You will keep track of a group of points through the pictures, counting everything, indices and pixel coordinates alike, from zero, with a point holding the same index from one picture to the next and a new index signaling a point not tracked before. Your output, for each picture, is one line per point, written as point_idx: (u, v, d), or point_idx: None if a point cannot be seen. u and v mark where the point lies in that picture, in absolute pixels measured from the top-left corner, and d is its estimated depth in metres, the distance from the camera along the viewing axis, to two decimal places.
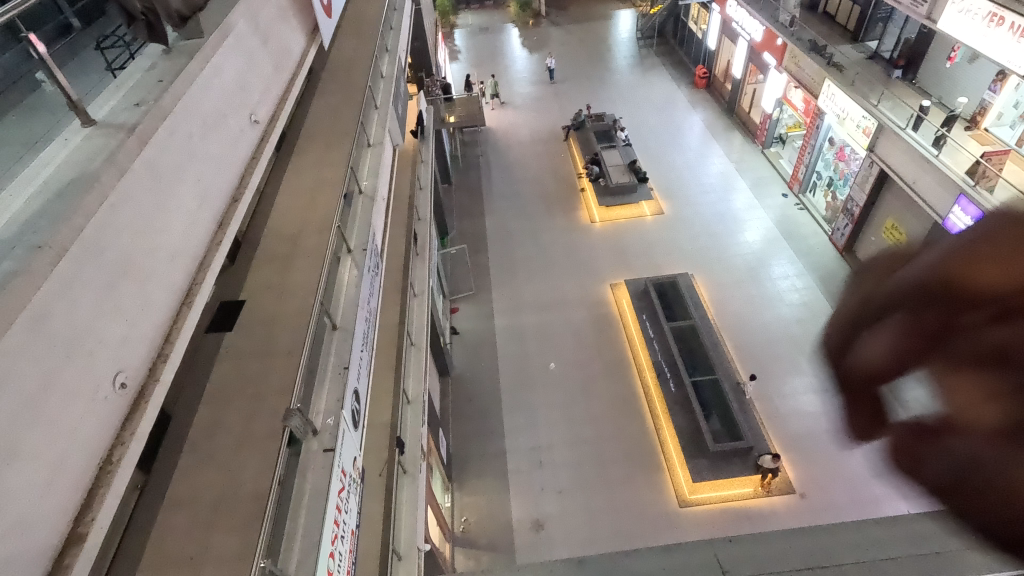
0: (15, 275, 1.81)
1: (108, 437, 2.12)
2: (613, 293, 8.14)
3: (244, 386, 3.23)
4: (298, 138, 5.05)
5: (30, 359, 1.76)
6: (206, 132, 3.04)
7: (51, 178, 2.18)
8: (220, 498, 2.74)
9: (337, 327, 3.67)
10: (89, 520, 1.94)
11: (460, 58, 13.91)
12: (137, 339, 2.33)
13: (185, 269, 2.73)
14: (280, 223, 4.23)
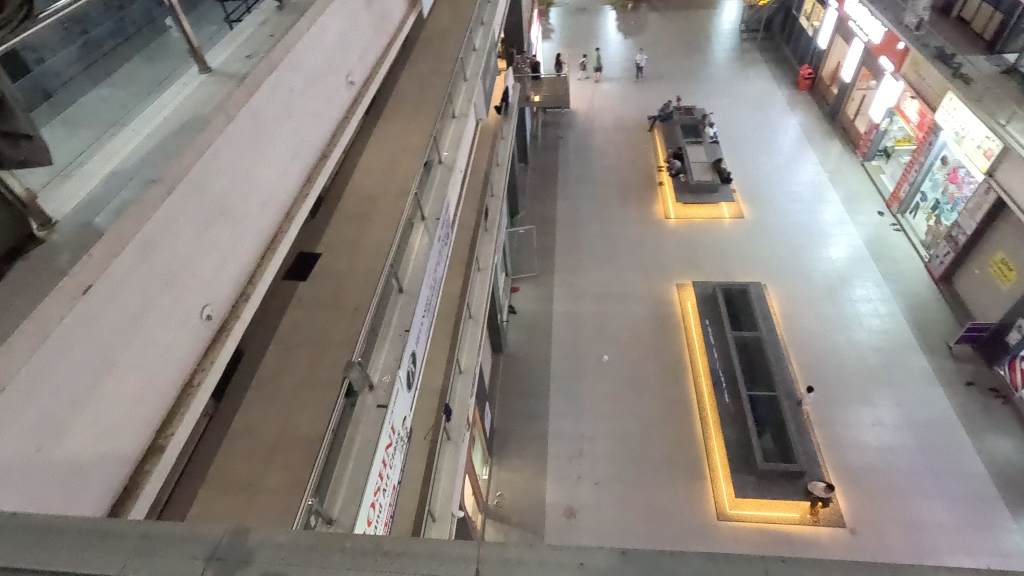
0: (131, 203, 1.93)
1: (191, 363, 2.30)
2: (679, 293, 7.90)
3: (310, 334, 3.40)
4: (387, 102, 5.18)
5: (133, 282, 1.92)
6: (306, 88, 3.18)
7: (168, 119, 2.32)
8: (279, 434, 2.92)
9: (403, 290, 3.78)
10: (168, 435, 2.12)
11: (552, 37, 13.73)
12: (225, 276, 2.50)
13: (272, 216, 2.89)
14: (361, 183, 4.38)
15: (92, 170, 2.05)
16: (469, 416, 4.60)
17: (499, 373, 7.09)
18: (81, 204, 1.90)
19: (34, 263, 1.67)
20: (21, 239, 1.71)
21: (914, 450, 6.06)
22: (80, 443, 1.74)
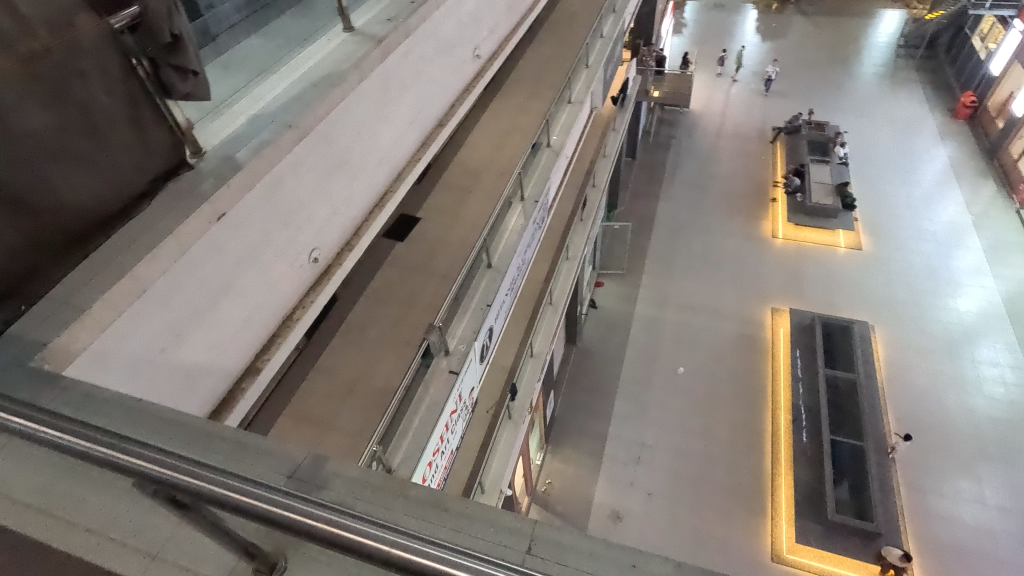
0: (267, 143, 2.07)
1: (294, 299, 2.50)
2: (772, 317, 7.43)
3: (398, 293, 3.55)
4: (507, 79, 5.23)
5: (259, 216, 2.11)
6: (435, 57, 3.29)
7: (310, 71, 2.49)
8: (356, 381, 3.11)
9: (491, 266, 3.85)
10: (265, 359, 2.33)
11: (684, 32, 13.17)
12: (335, 225, 2.67)
13: (385, 175, 3.03)
14: (468, 156, 4.48)
15: (239, 109, 2.22)
16: (533, 400, 4.62)
17: (569, 364, 7.06)
18: (225, 140, 2.08)
19: (183, 187, 1.86)
20: (177, 162, 1.87)
21: (1018, 539, 5.37)
22: (193, 352, 1.95)
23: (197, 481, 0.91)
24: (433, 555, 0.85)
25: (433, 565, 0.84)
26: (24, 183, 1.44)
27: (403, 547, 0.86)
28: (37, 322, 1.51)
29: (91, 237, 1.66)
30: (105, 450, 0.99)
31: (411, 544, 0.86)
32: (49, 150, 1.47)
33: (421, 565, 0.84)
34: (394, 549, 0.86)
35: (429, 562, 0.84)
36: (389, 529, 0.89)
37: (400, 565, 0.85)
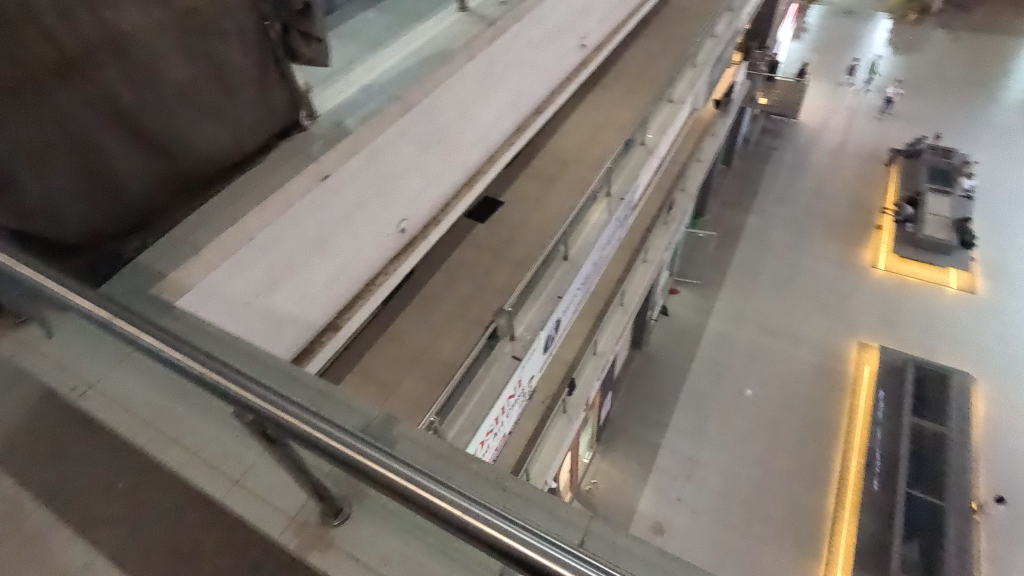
0: (374, 114, 2.17)
1: (380, 265, 2.61)
2: (858, 353, 6.90)
3: (473, 273, 3.61)
4: (608, 72, 5.13)
5: (359, 183, 2.21)
6: (541, 44, 3.29)
7: (422, 48, 2.55)
8: (423, 352, 3.20)
9: (567, 259, 3.81)
10: (346, 319, 2.47)
11: (804, 38, 12.34)
12: (425, 199, 2.75)
13: (477, 156, 3.08)
14: (559, 145, 4.44)
15: (352, 79, 2.32)
16: (589, 400, 4.53)
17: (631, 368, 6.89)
18: (337, 107, 2.19)
19: (294, 147, 1.98)
20: (291, 123, 2.00)
21: None
22: (284, 302, 2.09)
23: (266, 407, 0.93)
24: (484, 518, 0.84)
25: (483, 529, 0.83)
26: (164, 132, 1.60)
27: (458, 507, 0.85)
28: (160, 255, 1.68)
29: (211, 185, 1.81)
30: (188, 358, 1.02)
31: (466, 505, 0.85)
32: (186, 103, 1.62)
33: (473, 526, 0.84)
34: (446, 506, 0.85)
35: (480, 525, 0.83)
36: (445, 483, 0.88)
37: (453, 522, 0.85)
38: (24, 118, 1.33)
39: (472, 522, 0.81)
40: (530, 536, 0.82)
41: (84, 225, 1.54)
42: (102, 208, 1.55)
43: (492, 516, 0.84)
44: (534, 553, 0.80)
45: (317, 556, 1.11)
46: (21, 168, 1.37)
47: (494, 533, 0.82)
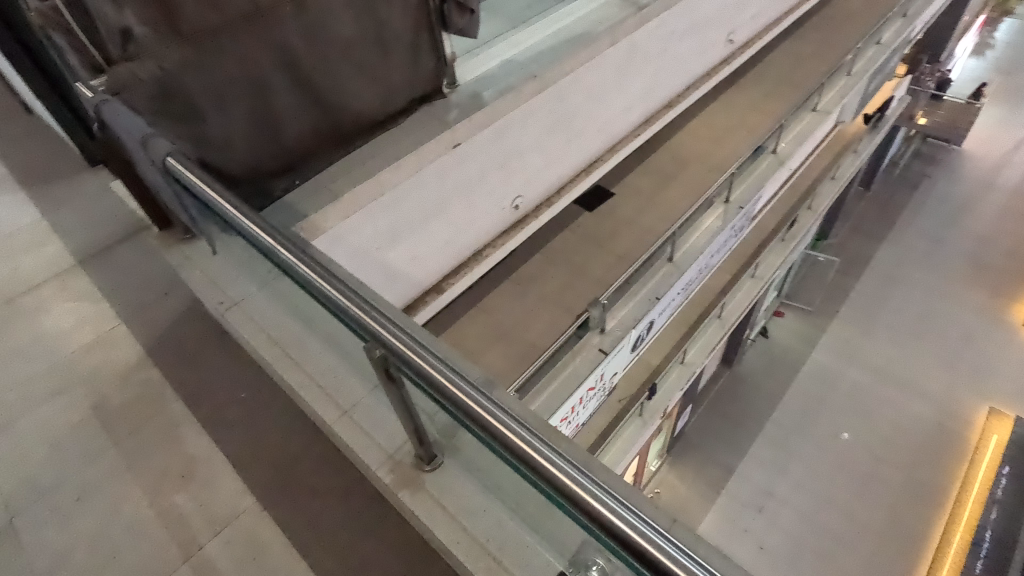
0: (511, 89, 2.22)
1: (489, 237, 2.68)
2: (985, 419, 5.86)
3: (573, 260, 3.59)
4: (749, 71, 4.82)
5: (484, 154, 2.26)
6: (686, 35, 3.15)
7: (568, 27, 2.54)
8: (512, 329, 3.26)
9: (672, 261, 3.59)
10: (449, 284, 2.56)
11: (987, 55, 10.78)
12: (543, 178, 2.77)
13: (600, 143, 3.05)
14: (682, 143, 4.25)
15: (495, 52, 2.38)
16: (668, 410, 4.19)
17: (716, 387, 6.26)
18: (476, 79, 2.26)
19: (433, 113, 2.09)
20: (432, 90, 2.10)
21: None
22: (399, 258, 2.22)
23: (385, 330, 0.87)
24: (594, 492, 0.74)
25: (591, 503, 0.73)
26: (325, 84, 1.73)
27: (567, 474, 0.75)
28: (304, 198, 1.84)
29: (355, 139, 1.94)
30: (314, 271, 0.98)
31: (576, 474, 0.75)
32: (348, 61, 1.75)
33: (580, 498, 0.74)
34: (554, 470, 0.76)
35: (587, 497, 0.73)
36: (554, 443, 0.79)
37: (559, 487, 0.76)
38: (222, 59, 1.49)
39: (580, 491, 0.72)
40: (645, 522, 0.71)
41: (248, 161, 1.69)
42: (265, 147, 1.71)
43: (602, 490, 0.74)
44: (643, 541, 0.69)
45: (407, 494, 1.17)
46: (211, 103, 1.53)
47: (604, 510, 0.72)
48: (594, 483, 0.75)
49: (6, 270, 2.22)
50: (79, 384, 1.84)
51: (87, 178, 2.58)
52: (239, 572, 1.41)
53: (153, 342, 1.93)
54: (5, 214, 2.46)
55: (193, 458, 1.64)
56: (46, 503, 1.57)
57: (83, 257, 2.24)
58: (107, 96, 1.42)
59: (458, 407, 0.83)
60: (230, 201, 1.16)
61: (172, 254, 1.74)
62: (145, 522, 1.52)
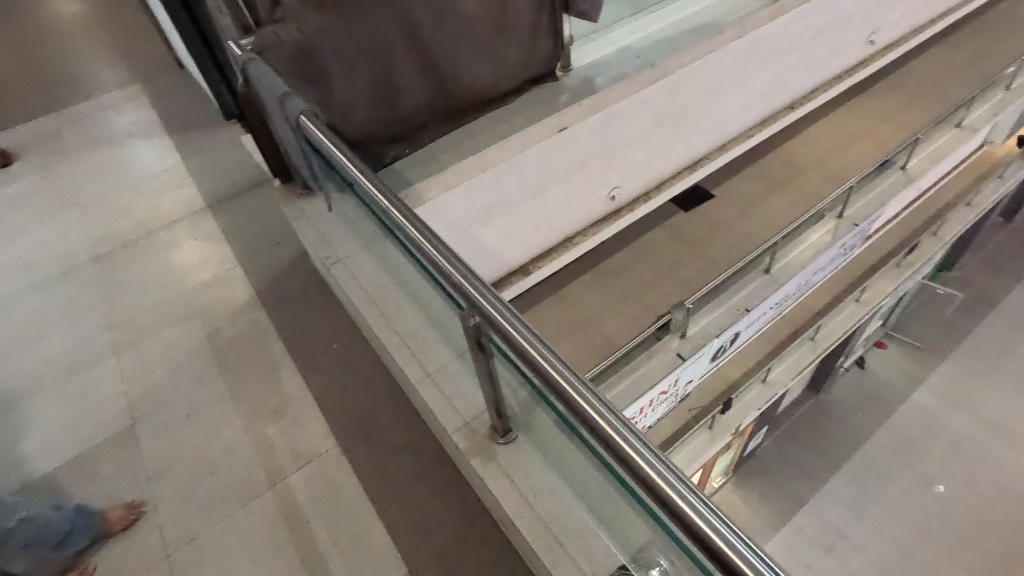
0: (624, 77, 2.18)
1: (582, 225, 2.65)
2: None
3: (662, 259, 3.49)
4: (886, 77, 4.39)
5: (589, 140, 2.23)
6: (822, 33, 2.94)
7: (692, 17, 2.46)
8: (589, 322, 3.24)
9: (769, 273, 3.34)
10: (536, 267, 2.57)
11: None
12: (645, 172, 2.70)
13: (710, 140, 2.92)
14: (797, 149, 3.97)
15: (613, 38, 2.34)
16: (739, 428, 3.70)
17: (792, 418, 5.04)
18: (591, 64, 2.24)
19: (543, 95, 2.11)
20: (545, 72, 2.13)
21: None
22: (492, 235, 2.25)
23: (483, 297, 0.87)
24: (679, 490, 0.70)
25: (676, 501, 0.69)
26: (446, 60, 1.80)
27: (653, 467, 0.71)
28: (411, 167, 1.92)
29: (466, 114, 2.00)
30: (421, 234, 1.00)
31: (662, 469, 0.71)
32: (470, 38, 1.82)
33: (665, 494, 0.70)
34: (639, 461, 0.72)
35: (671, 494, 0.69)
36: (641, 434, 0.76)
37: (642, 478, 0.72)
38: (358, 29, 1.59)
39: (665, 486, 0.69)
40: (732, 531, 0.67)
41: (367, 128, 1.77)
42: (384, 115, 1.79)
43: (688, 490, 0.70)
44: (727, 549, 0.65)
45: (478, 462, 1.21)
46: (341, 70, 1.61)
47: (688, 510, 0.68)
48: (682, 482, 0.71)
49: (150, 206, 2.50)
50: (198, 314, 2.05)
51: (222, 131, 2.83)
52: (316, 506, 1.53)
53: (263, 286, 2.10)
54: (154, 156, 2.76)
55: (287, 396, 1.78)
56: (163, 414, 1.78)
57: (211, 202, 2.47)
58: (253, 54, 1.48)
59: (548, 384, 0.82)
60: (349, 157, 1.21)
61: (290, 207, 1.88)
62: (241, 446, 1.68)
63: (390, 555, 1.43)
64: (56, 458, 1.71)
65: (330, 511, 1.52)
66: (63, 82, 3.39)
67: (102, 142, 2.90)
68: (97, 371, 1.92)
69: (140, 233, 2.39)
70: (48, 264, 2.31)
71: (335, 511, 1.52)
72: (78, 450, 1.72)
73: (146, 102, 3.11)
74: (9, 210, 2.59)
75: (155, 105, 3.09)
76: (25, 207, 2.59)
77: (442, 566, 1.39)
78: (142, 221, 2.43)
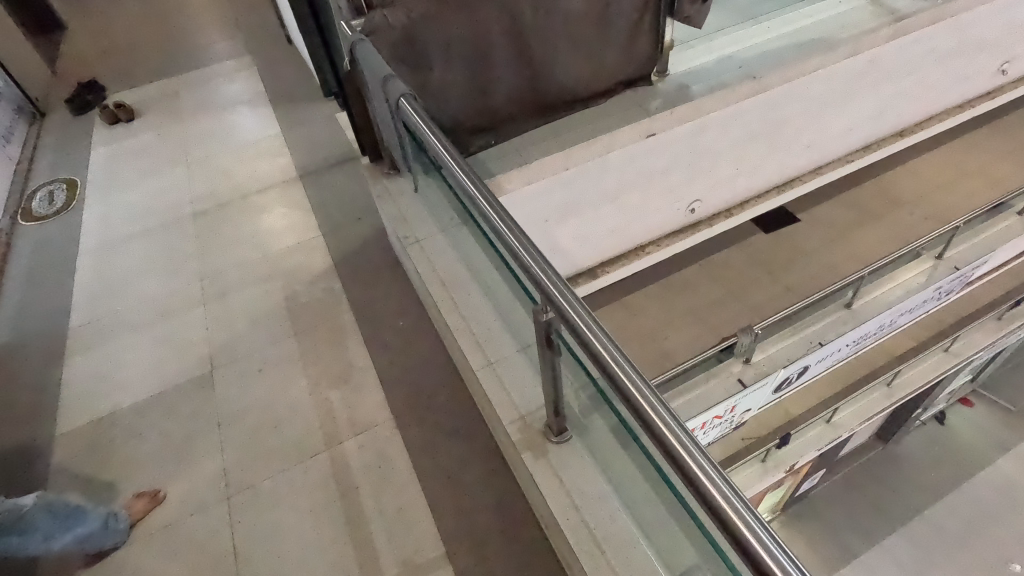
0: (722, 87, 2.11)
1: (656, 235, 2.59)
2: None
3: (734, 279, 3.35)
4: (1015, 113, 3.99)
5: (675, 148, 2.17)
6: (947, 57, 2.71)
7: (803, 30, 2.34)
8: (650, 334, 3.17)
9: (850, 308, 3.13)
10: (603, 271, 2.53)
11: None
12: (730, 187, 2.59)
13: (805, 161, 2.77)
14: (899, 180, 3.70)
15: (715, 46, 2.27)
16: (793, 467, 3.43)
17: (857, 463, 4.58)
18: (689, 71, 2.18)
19: (636, 99, 2.07)
20: (640, 76, 2.09)
21: None
22: (565, 234, 2.24)
23: (559, 292, 0.86)
24: (747, 520, 0.65)
25: (741, 531, 0.65)
26: (542, 54, 1.81)
27: (719, 491, 0.68)
28: (495, 158, 1.94)
29: (556, 111, 2.00)
30: (505, 224, 1.00)
31: (730, 495, 0.67)
32: (569, 35, 1.82)
33: (729, 521, 0.66)
34: (708, 484, 0.69)
35: (738, 524, 0.65)
36: (711, 455, 0.72)
37: (706, 500, 0.69)
38: (461, 16, 1.62)
39: (730, 512, 0.65)
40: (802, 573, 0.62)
41: (457, 115, 1.80)
42: (475, 104, 1.81)
43: (757, 521, 0.65)
44: None
45: (529, 457, 1.22)
46: (440, 57, 1.65)
47: (754, 542, 0.64)
48: (752, 511, 0.67)
49: (247, 171, 2.66)
50: (279, 276, 2.17)
51: (320, 107, 2.98)
52: (365, 474, 1.59)
53: (340, 258, 2.19)
54: (256, 125, 2.94)
55: (351, 365, 1.85)
56: (237, 366, 1.90)
57: (303, 173, 2.61)
58: (361, 35, 1.50)
59: (617, 390, 0.79)
60: (441, 139, 1.23)
61: (376, 185, 1.94)
62: (304, 407, 1.76)
63: (430, 533, 1.46)
64: (142, 391, 1.87)
65: (378, 480, 1.57)
66: (188, 49, 3.68)
67: (213, 107, 3.12)
68: (185, 318, 2.08)
69: (236, 195, 2.55)
70: (155, 215, 2.51)
71: (384, 483, 1.57)
72: (161, 388, 1.87)
73: (255, 74, 3.32)
74: (127, 161, 2.84)
75: (263, 76, 3.29)
76: (140, 160, 2.83)
77: (478, 552, 1.41)
78: (239, 184, 2.60)
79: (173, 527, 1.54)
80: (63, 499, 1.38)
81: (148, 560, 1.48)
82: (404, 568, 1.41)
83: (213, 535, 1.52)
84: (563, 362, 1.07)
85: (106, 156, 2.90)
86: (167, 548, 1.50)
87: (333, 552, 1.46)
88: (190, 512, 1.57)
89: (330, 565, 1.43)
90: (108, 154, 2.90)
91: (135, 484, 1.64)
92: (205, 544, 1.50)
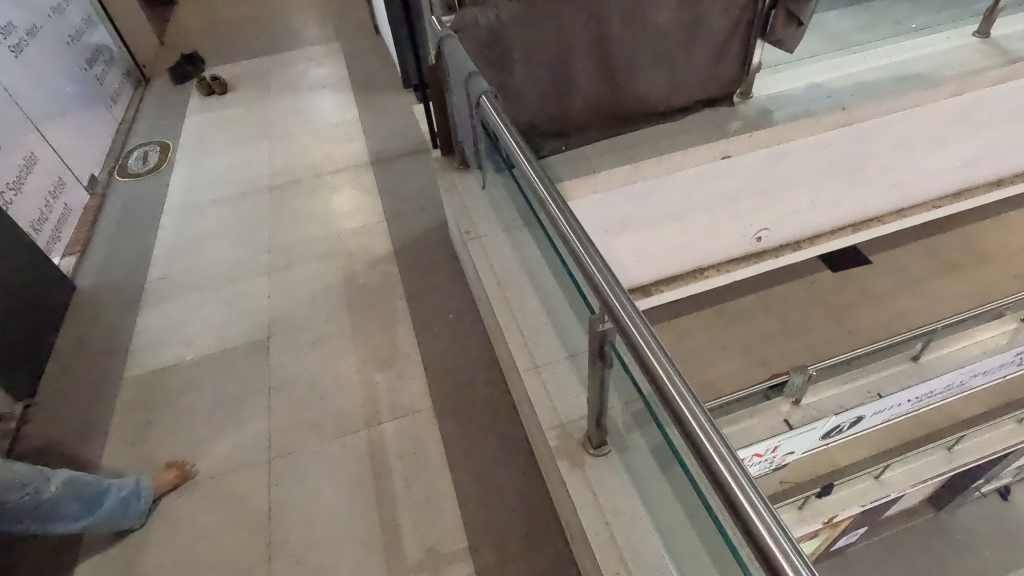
0: (808, 115, 2.03)
1: (717, 259, 2.50)
2: None
3: (793, 315, 3.21)
4: None
5: (747, 172, 2.11)
6: None
7: (903, 63, 2.22)
8: (696, 359, 3.09)
9: (917, 362, 2.94)
10: (657, 289, 2.47)
11: None
12: (803, 218, 2.49)
13: (888, 200, 2.63)
14: (988, 233, 3.45)
15: (804, 73, 2.19)
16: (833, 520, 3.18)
17: (903, 526, 4.31)
18: (774, 95, 2.10)
19: (714, 118, 2.02)
20: (721, 95, 2.04)
21: None
22: (624, 248, 2.20)
23: (619, 301, 0.85)
24: (786, 553, 0.63)
25: (778, 561, 0.63)
26: (624, 63, 1.80)
27: (762, 520, 0.65)
28: (564, 164, 1.93)
29: (631, 123, 1.97)
30: (572, 229, 1.00)
31: (772, 526, 0.65)
32: (653, 48, 1.80)
33: (767, 550, 0.64)
34: (752, 514, 0.66)
35: (775, 554, 0.63)
36: (756, 481, 0.70)
37: (746, 526, 0.66)
38: (549, 21, 1.63)
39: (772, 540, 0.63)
40: None
41: (532, 118, 1.81)
42: (551, 108, 1.82)
43: (798, 556, 0.63)
44: None
45: (565, 465, 1.21)
46: (524, 59, 1.66)
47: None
48: (791, 544, 0.64)
49: (323, 151, 2.77)
50: (340, 255, 2.25)
51: (396, 97, 3.06)
52: (399, 457, 1.62)
53: (400, 245, 2.25)
54: (336, 108, 3.06)
55: (398, 350, 1.90)
56: (293, 337, 1.98)
57: (374, 159, 2.69)
58: (450, 31, 1.54)
59: (669, 408, 0.77)
60: (517, 137, 1.24)
61: (444, 178, 1.98)
62: (349, 384, 1.82)
63: (455, 524, 1.48)
64: (203, 348, 1.97)
65: (411, 465, 1.60)
66: (282, 31, 3.87)
67: (299, 88, 3.26)
68: (249, 284, 2.18)
69: (309, 174, 2.66)
70: (233, 184, 2.65)
71: (417, 469, 1.59)
72: (220, 347, 1.97)
73: (341, 60, 3.45)
74: (215, 131, 3.01)
75: (348, 63, 3.41)
76: (228, 132, 2.99)
77: (500, 551, 1.42)
78: (314, 163, 2.71)
79: (216, 481, 1.62)
80: (90, 482, 1.42)
81: (190, 507, 1.57)
82: (427, 556, 1.43)
83: (252, 494, 1.58)
84: (612, 375, 1.06)
85: (198, 123, 3.09)
86: (207, 500, 1.58)
87: (359, 528, 1.49)
88: (235, 469, 1.64)
89: (357, 541, 1.47)
90: (200, 123, 3.09)
91: (186, 435, 1.73)
92: (243, 502, 1.57)
